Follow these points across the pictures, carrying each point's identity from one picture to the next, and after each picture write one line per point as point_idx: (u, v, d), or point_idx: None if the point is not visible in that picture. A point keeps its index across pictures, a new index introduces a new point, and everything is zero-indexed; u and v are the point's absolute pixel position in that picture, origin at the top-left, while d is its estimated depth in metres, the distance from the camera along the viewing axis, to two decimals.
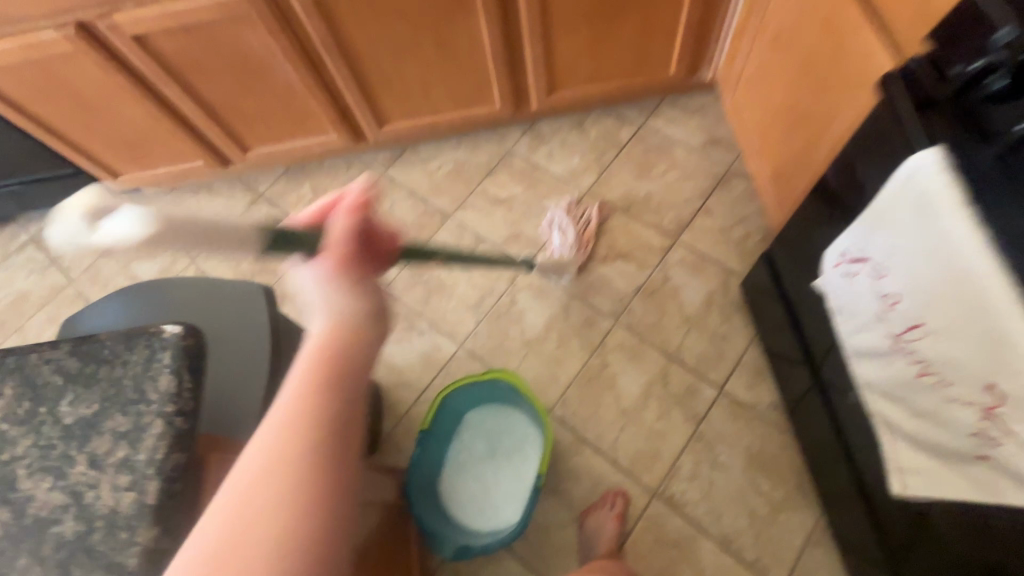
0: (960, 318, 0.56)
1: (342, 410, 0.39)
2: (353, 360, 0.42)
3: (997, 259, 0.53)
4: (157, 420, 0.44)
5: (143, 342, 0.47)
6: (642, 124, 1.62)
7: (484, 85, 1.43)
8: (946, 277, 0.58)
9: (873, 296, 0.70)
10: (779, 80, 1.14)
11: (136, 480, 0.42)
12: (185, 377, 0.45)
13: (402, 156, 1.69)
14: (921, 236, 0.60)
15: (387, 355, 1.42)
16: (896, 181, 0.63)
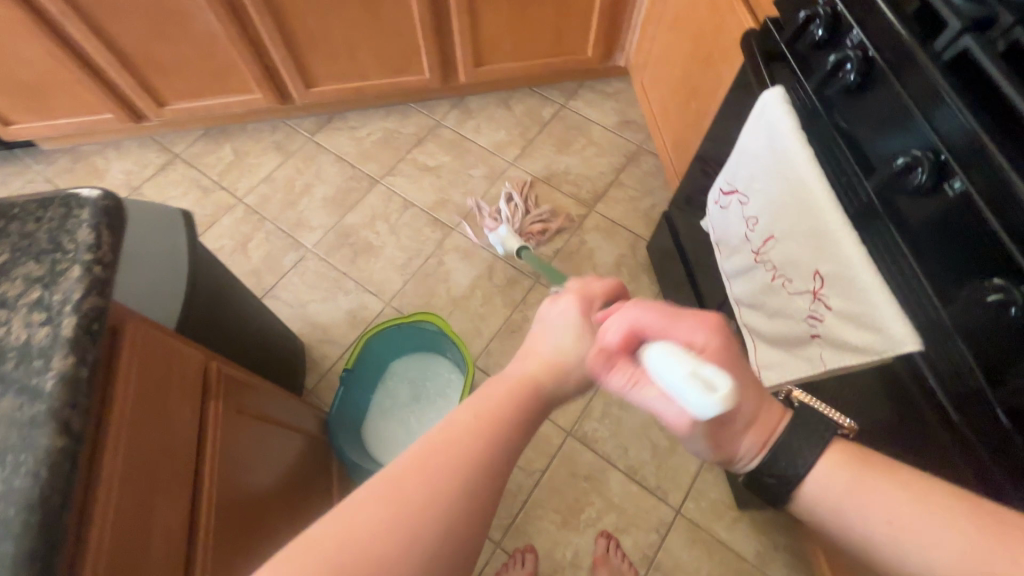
0: (796, 223, 0.70)
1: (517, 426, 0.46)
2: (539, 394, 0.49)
3: (818, 169, 0.67)
4: (75, 266, 0.45)
5: (60, 204, 0.49)
6: (562, 104, 1.74)
7: (413, 53, 1.49)
8: (787, 190, 0.71)
9: (740, 221, 0.84)
10: (676, 61, 1.30)
11: (51, 317, 0.44)
12: (104, 231, 0.48)
13: (331, 124, 1.71)
14: (769, 160, 0.74)
15: (312, 313, 1.42)
16: (752, 117, 0.76)
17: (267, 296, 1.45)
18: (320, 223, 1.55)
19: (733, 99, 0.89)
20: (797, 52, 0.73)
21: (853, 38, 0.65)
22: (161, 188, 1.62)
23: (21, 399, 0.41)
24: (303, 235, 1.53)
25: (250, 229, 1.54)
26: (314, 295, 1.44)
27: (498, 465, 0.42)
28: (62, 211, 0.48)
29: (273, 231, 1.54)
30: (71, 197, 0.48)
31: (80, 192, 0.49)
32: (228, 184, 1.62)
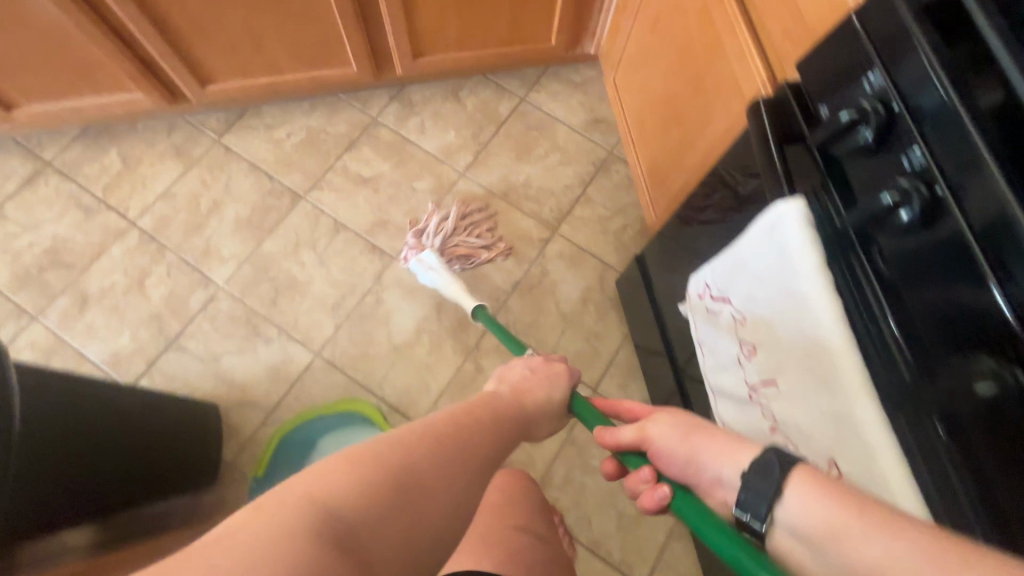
0: (811, 388, 0.53)
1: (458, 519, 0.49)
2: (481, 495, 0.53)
3: (848, 331, 0.49)
4: None
5: None
6: (522, 97, 1.47)
7: (334, 43, 1.19)
8: (801, 342, 0.53)
9: (734, 338, 0.66)
10: (657, 70, 1.06)
11: None
12: None
13: (241, 121, 1.40)
14: (778, 291, 0.56)
15: (228, 368, 1.21)
16: (760, 227, 0.57)
17: (171, 348, 1.22)
18: (233, 252, 1.30)
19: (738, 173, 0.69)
20: (828, 153, 0.53)
21: (912, 157, 0.45)
22: (29, 206, 1.31)
23: None
24: (213, 269, 1.28)
25: (147, 262, 1.28)
26: (229, 345, 1.23)
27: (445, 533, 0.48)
28: None
29: (175, 264, 1.28)
30: None
31: None
32: (116, 201, 1.33)
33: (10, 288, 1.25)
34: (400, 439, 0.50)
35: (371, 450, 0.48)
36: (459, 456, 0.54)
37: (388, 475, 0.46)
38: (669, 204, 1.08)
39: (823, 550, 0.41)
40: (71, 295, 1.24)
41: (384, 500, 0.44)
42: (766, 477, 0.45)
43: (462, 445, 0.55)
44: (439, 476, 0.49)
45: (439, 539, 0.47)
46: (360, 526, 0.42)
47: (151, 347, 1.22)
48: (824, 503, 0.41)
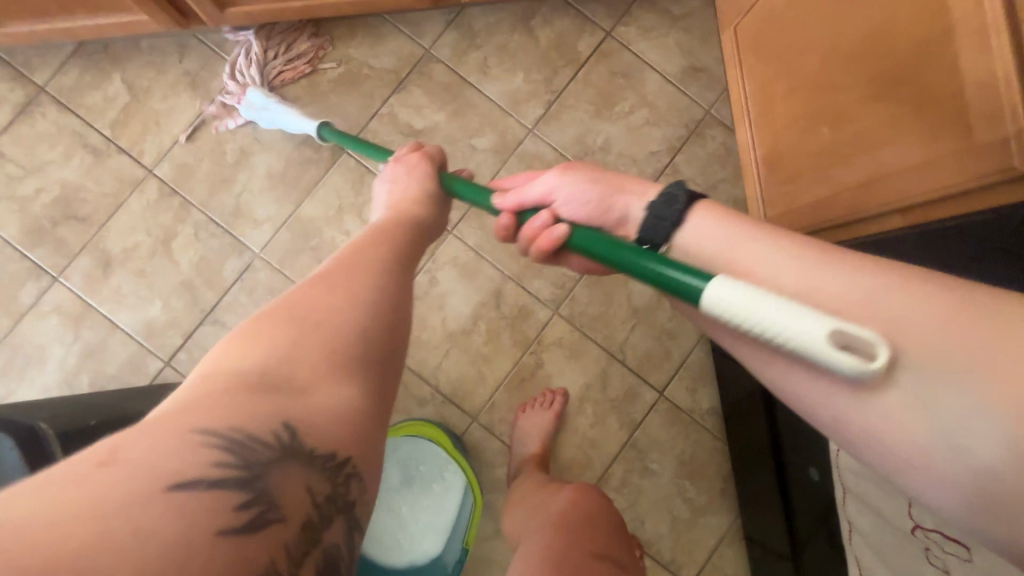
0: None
1: (378, 327, 0.49)
2: (391, 303, 0.52)
3: None
4: None
5: None
6: (608, 33, 1.20)
7: None
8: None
9: None
10: (810, 44, 0.82)
11: None
12: None
13: (266, 48, 1.17)
14: None
15: None
16: None
17: (208, 321, 1.12)
18: (268, 216, 1.15)
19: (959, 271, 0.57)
20: None
21: None
22: (26, 143, 1.13)
23: None
24: (247, 234, 1.14)
25: (171, 221, 1.13)
26: None
27: (371, 339, 0.48)
28: None
29: (204, 225, 1.14)
30: None
31: None
32: (126, 142, 1.14)
33: (22, 242, 1.12)
34: (280, 304, 0.48)
35: (256, 324, 0.46)
36: (360, 275, 0.53)
37: (290, 327, 0.45)
38: (791, 212, 0.90)
39: (721, 265, 0.57)
40: (92, 256, 1.12)
41: (289, 339, 0.44)
42: (672, 203, 0.62)
43: (361, 264, 0.55)
44: (341, 302, 0.49)
45: (370, 347, 0.48)
46: (272, 367, 0.42)
47: (186, 319, 1.12)
48: (721, 224, 0.59)
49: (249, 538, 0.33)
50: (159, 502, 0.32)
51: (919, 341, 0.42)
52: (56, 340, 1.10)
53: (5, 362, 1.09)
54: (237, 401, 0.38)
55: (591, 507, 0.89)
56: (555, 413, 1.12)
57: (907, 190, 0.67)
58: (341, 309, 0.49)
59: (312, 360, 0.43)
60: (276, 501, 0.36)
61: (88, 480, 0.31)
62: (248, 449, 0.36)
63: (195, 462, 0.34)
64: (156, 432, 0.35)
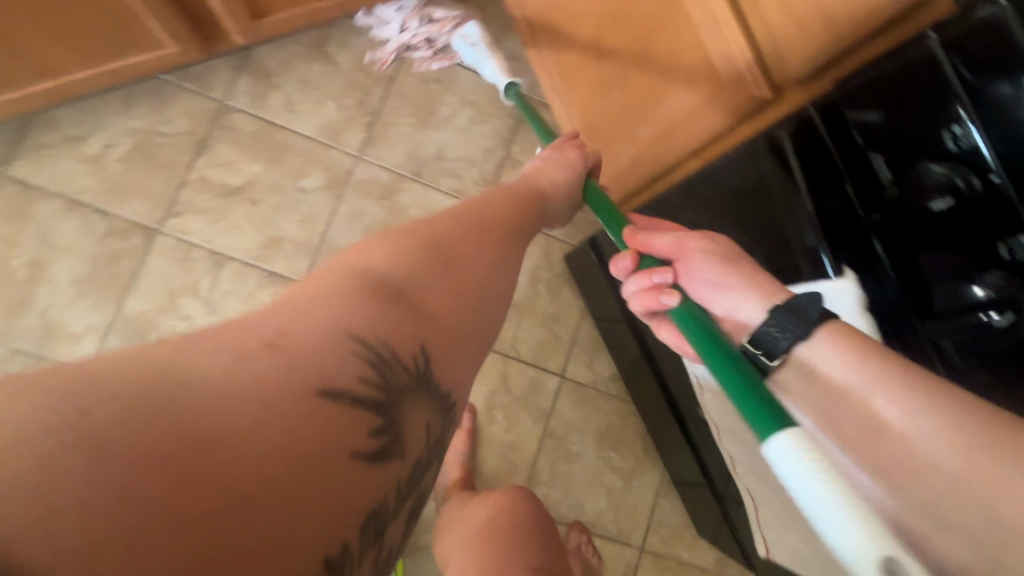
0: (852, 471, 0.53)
1: (495, 273, 0.52)
2: (512, 239, 0.57)
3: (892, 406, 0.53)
4: None
5: None
6: (408, 42, 1.18)
7: (131, 22, 0.84)
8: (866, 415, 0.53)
9: None
10: (580, 18, 0.86)
11: None
12: None
13: (27, 141, 1.02)
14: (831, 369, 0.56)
15: None
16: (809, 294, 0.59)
17: None
18: (87, 324, 1.00)
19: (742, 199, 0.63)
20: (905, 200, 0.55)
21: None
22: None
23: None
24: (67, 351, 0.99)
25: None
26: None
27: (493, 288, 0.51)
28: None
29: (9, 357, 0.97)
30: None
31: None
32: None
33: None
34: (434, 230, 0.50)
35: (387, 235, 0.48)
36: (488, 219, 0.55)
37: (420, 256, 0.47)
38: (617, 176, 0.93)
39: (842, 404, 0.51)
40: None
41: (415, 266, 0.46)
42: (800, 319, 0.51)
43: (491, 203, 0.58)
44: (458, 235, 0.51)
45: (486, 299, 0.50)
46: (411, 286, 0.44)
47: None
48: (857, 362, 0.50)
49: (371, 463, 0.36)
50: (304, 402, 0.34)
51: (925, 470, 0.47)
52: None
53: None
54: (369, 315, 0.40)
55: (519, 514, 0.85)
56: (465, 430, 1.09)
57: (693, 134, 0.71)
58: (469, 247, 0.51)
59: (427, 291, 0.45)
60: (402, 434, 0.39)
61: (254, 359, 0.35)
62: (386, 369, 0.39)
63: (347, 367, 0.37)
64: (303, 315, 0.38)
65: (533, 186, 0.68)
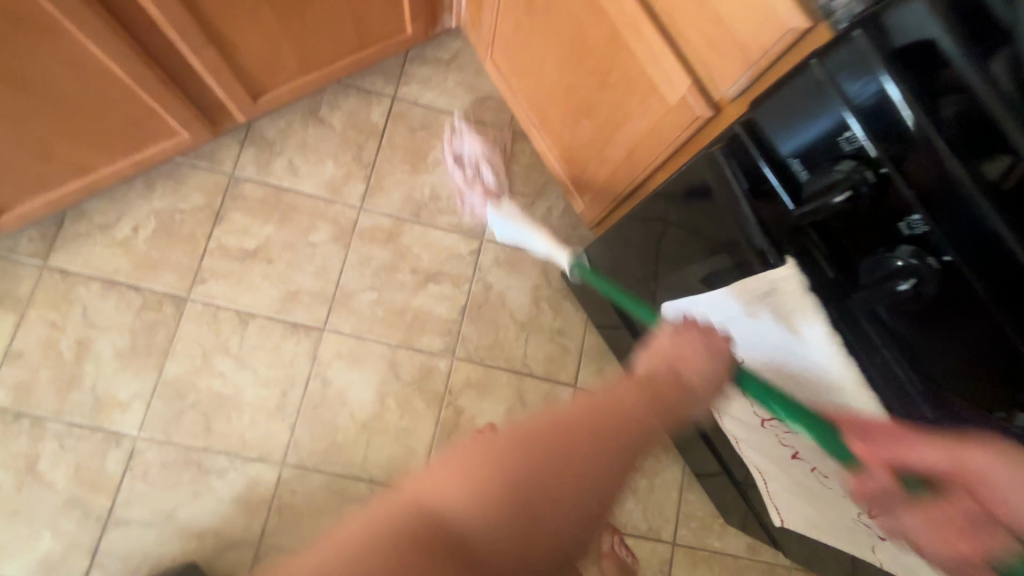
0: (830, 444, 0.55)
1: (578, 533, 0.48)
2: (607, 438, 0.50)
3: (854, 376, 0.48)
4: None
5: None
6: (392, 96, 1.28)
7: (148, 118, 0.95)
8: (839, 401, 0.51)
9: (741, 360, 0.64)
10: (543, 57, 0.95)
11: None
12: None
13: (64, 233, 1.13)
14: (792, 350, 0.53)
15: (187, 519, 1.06)
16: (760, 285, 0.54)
17: (110, 525, 1.04)
18: (133, 392, 1.10)
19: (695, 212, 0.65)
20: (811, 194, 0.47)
21: (911, 223, 0.42)
22: None
23: None
24: (118, 419, 1.08)
25: (28, 443, 1.05)
26: (178, 495, 1.07)
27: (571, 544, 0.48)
28: None
29: (67, 431, 1.06)
30: None
31: None
32: None
33: None
34: (539, 429, 0.49)
35: (467, 453, 0.48)
36: (588, 450, 0.49)
37: (494, 480, 0.46)
38: (598, 194, 1.01)
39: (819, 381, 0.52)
40: None
41: (501, 530, 0.45)
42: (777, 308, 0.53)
43: (595, 433, 0.50)
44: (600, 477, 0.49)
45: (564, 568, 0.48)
46: (479, 556, 0.44)
47: (85, 536, 1.03)
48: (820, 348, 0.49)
49: None
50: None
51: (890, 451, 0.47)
52: None
53: None
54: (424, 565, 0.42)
55: None
56: None
57: (653, 151, 0.78)
58: (558, 497, 0.46)
59: (513, 573, 0.45)
60: None
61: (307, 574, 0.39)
62: None
63: None
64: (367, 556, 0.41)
65: (669, 367, 0.57)
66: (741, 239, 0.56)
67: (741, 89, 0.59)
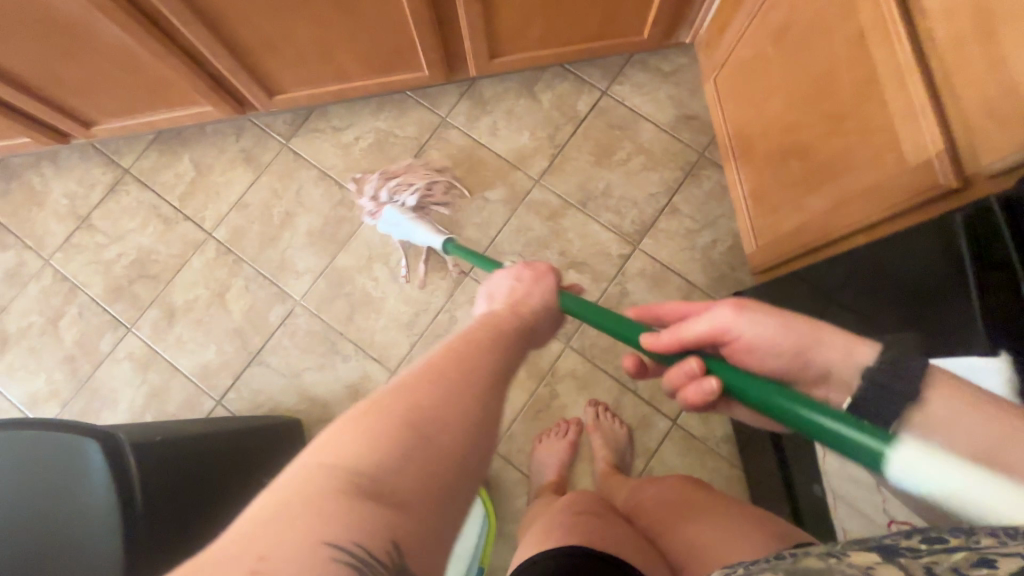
0: None
1: (463, 394, 0.43)
2: (459, 374, 0.45)
3: None
4: (114, 520, 0.61)
5: (83, 440, 0.62)
6: (604, 91, 1.34)
7: (406, 50, 1.10)
8: None
9: None
10: (774, 89, 0.93)
11: (112, 547, 0.60)
12: (113, 483, 0.61)
13: (307, 125, 1.37)
14: None
15: (308, 384, 1.24)
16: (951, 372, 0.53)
17: (254, 362, 1.25)
18: (308, 266, 1.30)
19: (898, 285, 0.60)
20: None
21: None
22: (112, 216, 1.34)
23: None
24: (291, 284, 1.29)
25: (226, 276, 1.30)
26: (308, 361, 1.25)
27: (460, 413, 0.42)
28: (81, 464, 0.61)
29: (253, 277, 1.30)
30: (83, 449, 0.61)
31: (86, 444, 0.62)
32: (192, 211, 1.33)
33: (104, 298, 1.30)
34: (416, 372, 0.44)
35: (359, 415, 0.39)
36: (454, 377, 0.44)
37: (397, 421, 0.38)
38: (779, 240, 0.97)
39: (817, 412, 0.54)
40: (160, 308, 1.29)
41: (412, 457, 0.37)
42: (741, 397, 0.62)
43: (467, 372, 0.46)
44: (481, 365, 0.48)
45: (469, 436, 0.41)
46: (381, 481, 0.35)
47: (236, 361, 1.26)
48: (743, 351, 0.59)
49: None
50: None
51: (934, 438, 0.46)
52: (128, 383, 1.25)
53: (83, 405, 1.25)
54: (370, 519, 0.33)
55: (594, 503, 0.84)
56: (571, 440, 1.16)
57: (865, 209, 0.73)
58: (449, 418, 0.40)
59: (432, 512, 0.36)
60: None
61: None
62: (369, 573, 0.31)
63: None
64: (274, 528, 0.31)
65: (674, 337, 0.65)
66: (950, 317, 0.53)
67: (1006, 167, 0.53)
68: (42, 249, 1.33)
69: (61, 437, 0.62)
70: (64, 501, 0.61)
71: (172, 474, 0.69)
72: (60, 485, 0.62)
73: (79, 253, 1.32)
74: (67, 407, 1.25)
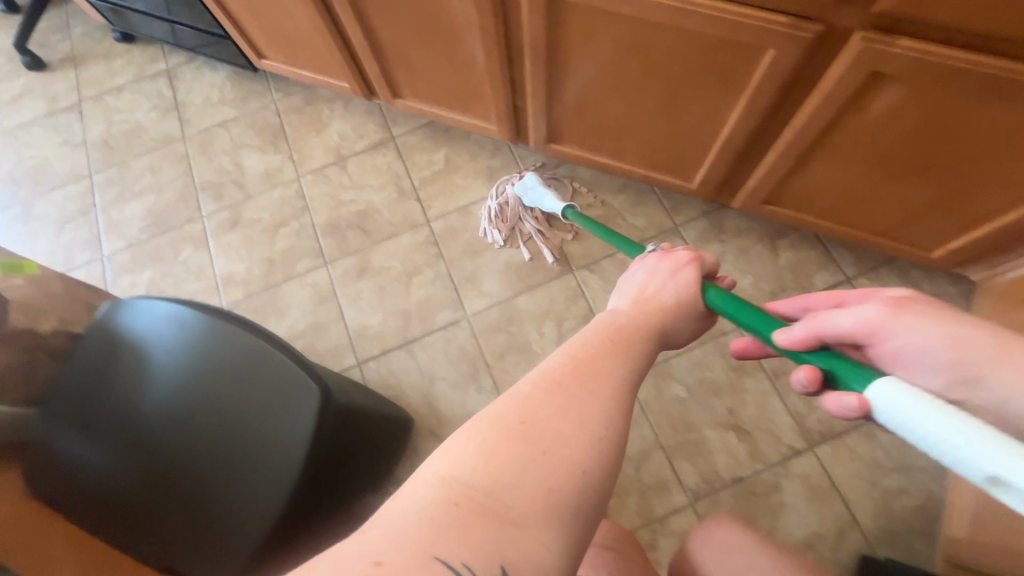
0: None
1: (597, 406, 0.43)
2: (594, 376, 0.45)
3: None
4: (297, 462, 0.64)
5: (304, 376, 0.66)
6: (848, 278, 1.26)
7: (691, 163, 1.12)
8: None
9: None
10: None
11: (282, 483, 0.64)
12: (313, 430, 0.65)
13: (553, 173, 1.44)
14: None
15: (435, 393, 1.27)
16: None
17: (403, 347, 1.31)
18: (490, 292, 1.34)
19: None
20: None
21: None
22: (362, 167, 1.51)
23: (255, 501, 0.64)
24: (468, 298, 1.34)
25: (421, 263, 1.39)
26: (447, 373, 1.28)
27: (591, 421, 0.42)
28: (293, 399, 0.66)
29: (442, 276, 1.37)
30: (304, 387, 0.66)
31: (308, 383, 0.66)
32: (423, 195, 1.46)
33: (320, 229, 1.45)
34: (547, 382, 0.44)
35: (490, 426, 0.40)
36: (577, 392, 0.43)
37: (518, 444, 0.39)
38: None
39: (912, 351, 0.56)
40: (357, 260, 1.41)
41: (530, 474, 0.38)
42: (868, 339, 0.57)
43: (591, 378, 0.45)
44: (595, 372, 0.45)
45: (592, 448, 0.41)
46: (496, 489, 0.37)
47: (390, 338, 1.33)
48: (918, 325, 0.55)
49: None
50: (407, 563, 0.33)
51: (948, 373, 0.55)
52: (300, 306, 1.37)
53: (260, 304, 1.38)
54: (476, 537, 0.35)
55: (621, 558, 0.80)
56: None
57: None
58: (566, 428, 0.41)
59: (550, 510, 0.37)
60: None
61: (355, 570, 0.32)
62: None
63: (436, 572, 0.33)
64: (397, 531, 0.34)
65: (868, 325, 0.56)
66: None
67: None
68: (300, 166, 1.52)
69: (290, 363, 0.67)
70: (247, 418, 0.66)
71: (348, 434, 0.72)
72: (265, 405, 0.66)
73: (324, 184, 1.50)
74: (248, 298, 1.39)
